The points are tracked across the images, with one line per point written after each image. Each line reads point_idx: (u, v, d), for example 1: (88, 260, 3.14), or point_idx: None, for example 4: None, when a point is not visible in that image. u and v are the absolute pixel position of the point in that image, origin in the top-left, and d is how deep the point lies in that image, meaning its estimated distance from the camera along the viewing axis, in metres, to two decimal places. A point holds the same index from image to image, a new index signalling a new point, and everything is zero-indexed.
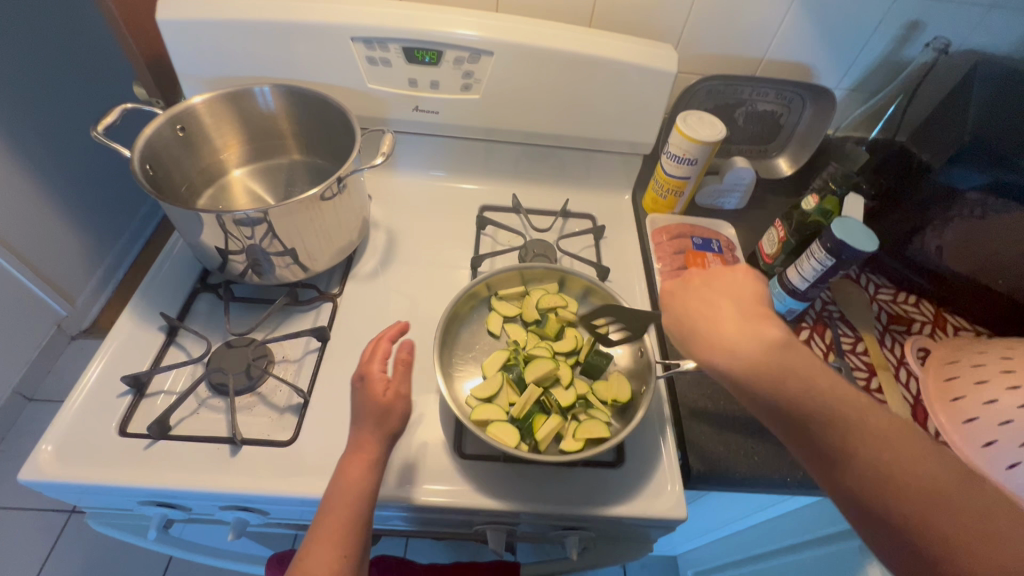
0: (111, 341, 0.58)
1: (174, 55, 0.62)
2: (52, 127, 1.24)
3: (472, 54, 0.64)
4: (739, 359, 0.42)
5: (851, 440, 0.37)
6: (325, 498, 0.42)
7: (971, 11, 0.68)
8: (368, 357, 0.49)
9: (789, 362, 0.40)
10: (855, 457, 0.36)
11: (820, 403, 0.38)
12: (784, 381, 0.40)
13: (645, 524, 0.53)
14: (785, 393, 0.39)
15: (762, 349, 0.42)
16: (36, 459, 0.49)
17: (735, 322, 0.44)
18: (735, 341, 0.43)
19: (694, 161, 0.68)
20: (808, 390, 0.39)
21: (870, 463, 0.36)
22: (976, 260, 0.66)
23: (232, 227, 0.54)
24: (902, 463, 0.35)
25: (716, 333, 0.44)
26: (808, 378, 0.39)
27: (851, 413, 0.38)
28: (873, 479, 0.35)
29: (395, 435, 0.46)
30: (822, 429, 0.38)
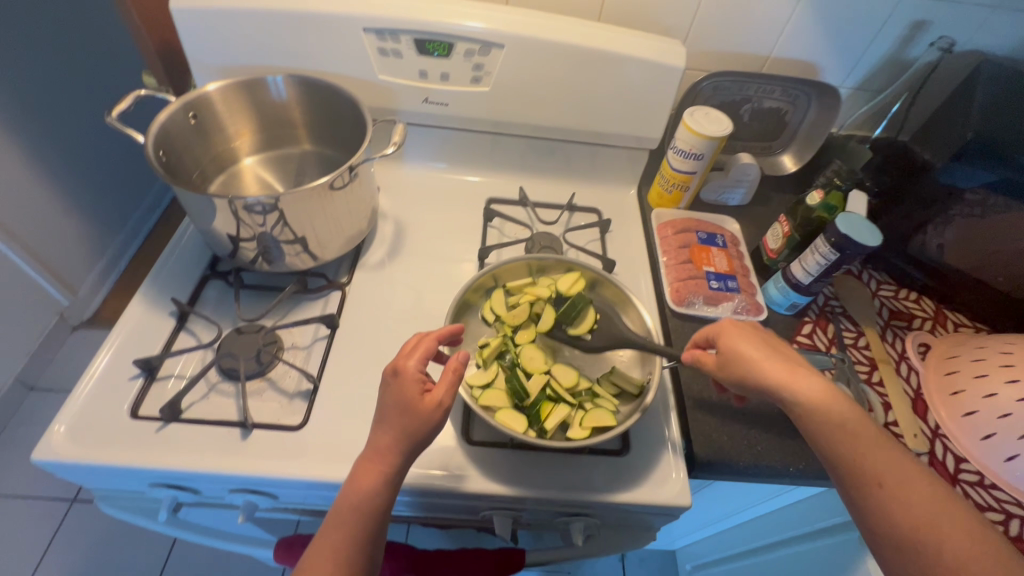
0: (122, 325, 0.58)
1: (186, 42, 0.63)
2: (57, 117, 1.25)
3: (483, 46, 0.64)
4: (798, 400, 0.44)
5: (895, 498, 0.39)
6: (338, 501, 0.43)
7: (975, 11, 0.69)
8: (409, 351, 0.48)
9: (837, 415, 0.42)
10: (896, 515, 0.38)
11: (865, 456, 0.41)
12: (834, 434, 0.42)
13: (649, 511, 0.54)
14: (831, 437, 0.42)
15: (819, 401, 0.43)
16: (50, 439, 0.50)
17: (796, 378, 0.45)
18: (795, 386, 0.44)
19: (701, 156, 0.68)
20: (853, 439, 0.41)
21: (913, 524, 0.38)
22: (977, 257, 0.67)
23: (244, 214, 0.54)
24: (948, 538, 0.37)
25: (776, 382, 0.45)
26: (855, 432, 0.42)
27: (895, 475, 0.39)
28: (912, 541, 0.37)
29: (418, 445, 0.44)
30: (865, 483, 0.40)
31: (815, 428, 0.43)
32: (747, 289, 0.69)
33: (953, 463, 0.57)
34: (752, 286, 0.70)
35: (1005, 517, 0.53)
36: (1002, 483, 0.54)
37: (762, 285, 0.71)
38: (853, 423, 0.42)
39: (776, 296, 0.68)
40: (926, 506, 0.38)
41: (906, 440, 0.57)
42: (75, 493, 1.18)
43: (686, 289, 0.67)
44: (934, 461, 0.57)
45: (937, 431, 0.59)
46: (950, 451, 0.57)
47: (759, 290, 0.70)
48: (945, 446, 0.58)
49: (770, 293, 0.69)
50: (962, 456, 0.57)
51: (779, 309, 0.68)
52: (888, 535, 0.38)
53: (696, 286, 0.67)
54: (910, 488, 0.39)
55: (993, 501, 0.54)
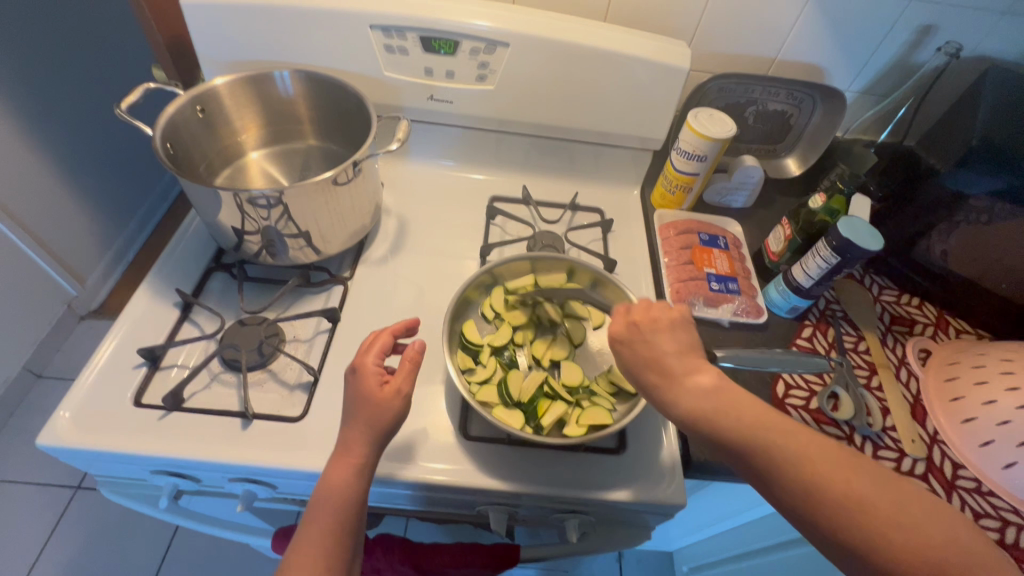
0: (127, 314, 0.59)
1: (195, 36, 0.63)
2: (68, 109, 1.26)
3: (488, 45, 0.65)
4: (687, 408, 0.41)
5: (798, 470, 0.36)
6: (312, 501, 0.43)
7: (983, 17, 0.68)
8: (366, 349, 0.49)
9: (727, 400, 0.40)
10: (806, 487, 0.36)
11: (762, 435, 0.38)
12: (728, 424, 0.39)
13: (644, 510, 0.54)
14: (726, 429, 0.39)
15: (703, 394, 0.41)
16: (54, 425, 0.51)
17: (680, 372, 0.43)
18: (678, 385, 0.42)
19: (704, 158, 0.68)
20: (742, 424, 0.39)
21: (826, 488, 0.35)
22: (981, 264, 0.67)
23: (249, 207, 0.55)
24: (854, 487, 0.35)
25: (667, 386, 0.42)
26: (743, 411, 0.39)
27: (794, 443, 0.37)
28: (825, 510, 0.35)
29: (386, 436, 0.46)
30: (771, 462, 0.37)
31: (708, 432, 0.40)
32: (748, 291, 0.69)
33: (951, 469, 0.56)
34: (752, 288, 0.70)
35: (1002, 524, 0.52)
36: (999, 491, 0.54)
37: (762, 287, 0.71)
38: (739, 399, 0.40)
39: (777, 299, 0.68)
40: (827, 463, 0.36)
41: (904, 446, 0.57)
42: (79, 481, 1.19)
43: (686, 290, 0.67)
44: (932, 467, 0.57)
45: (936, 436, 0.59)
46: (948, 457, 0.57)
47: (760, 292, 0.70)
48: (943, 452, 0.58)
49: (770, 295, 0.69)
50: (960, 463, 0.57)
51: (780, 312, 0.68)
52: (801, 511, 0.36)
53: (697, 287, 0.67)
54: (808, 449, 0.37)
55: (990, 508, 0.53)
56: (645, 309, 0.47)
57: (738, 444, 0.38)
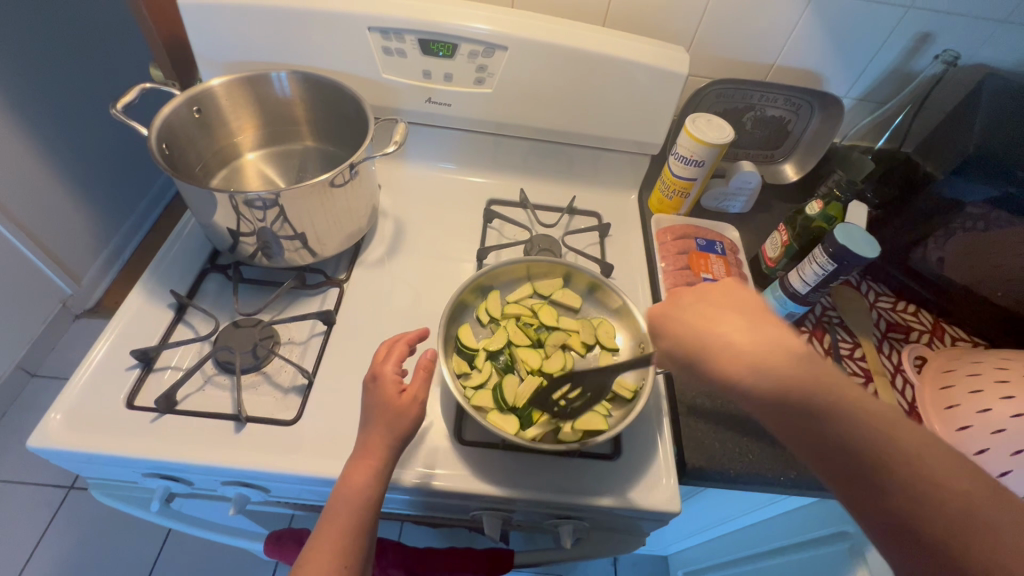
0: (121, 316, 0.59)
1: (192, 37, 0.63)
2: (65, 107, 1.26)
3: (487, 48, 0.64)
4: (762, 372, 0.37)
5: (893, 460, 0.34)
6: (331, 502, 0.43)
7: (980, 25, 0.69)
8: (384, 358, 0.50)
9: (821, 372, 0.37)
10: (902, 480, 0.33)
11: (859, 420, 0.35)
12: (818, 398, 0.36)
13: (639, 516, 0.54)
14: (817, 406, 0.36)
15: (789, 359, 0.37)
16: (45, 427, 0.50)
17: (744, 331, 0.40)
18: (746, 343, 0.39)
19: (701, 163, 0.68)
20: (837, 405, 0.36)
21: (921, 483, 0.33)
22: (977, 273, 0.67)
23: (245, 209, 0.55)
24: (948, 486, 0.33)
25: (731, 346, 0.39)
26: (843, 389, 0.36)
27: (893, 432, 0.35)
28: (913, 507, 0.33)
29: (404, 442, 0.46)
30: (865, 449, 0.34)
31: (791, 404, 0.36)
32: None
33: None
34: None
35: None
36: None
37: (759, 293, 0.71)
38: (831, 373, 0.37)
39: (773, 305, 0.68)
40: (926, 458, 0.34)
41: None
42: (72, 481, 1.18)
43: None
44: None
45: None
46: None
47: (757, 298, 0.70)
48: None
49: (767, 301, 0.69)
50: None
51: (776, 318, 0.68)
52: (887, 507, 0.33)
53: None
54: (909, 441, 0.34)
55: None
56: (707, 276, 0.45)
57: (827, 427, 0.35)
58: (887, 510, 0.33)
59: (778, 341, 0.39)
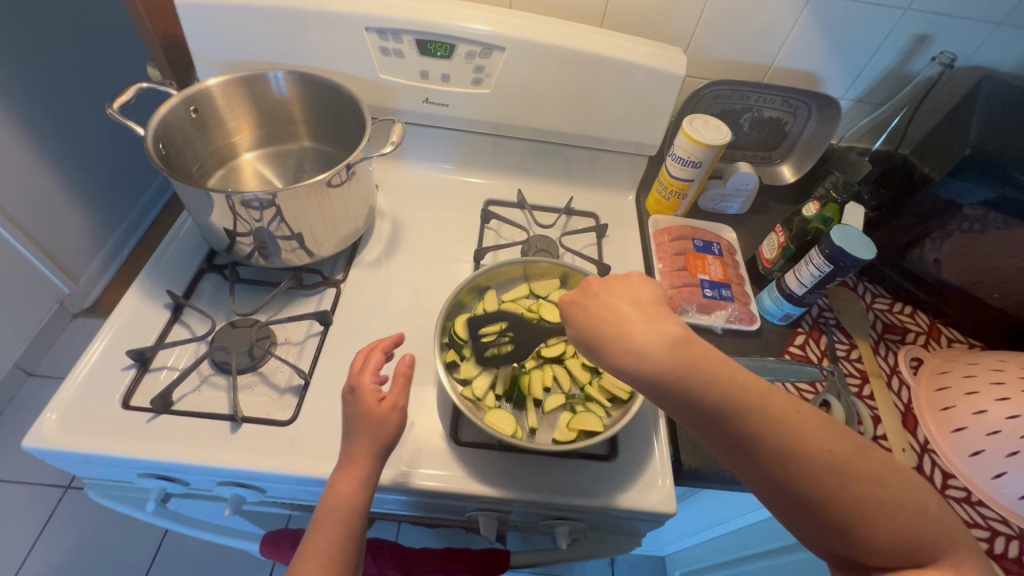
0: (117, 315, 0.59)
1: (189, 36, 0.63)
2: (62, 106, 1.26)
3: (484, 49, 0.64)
4: (646, 358, 0.37)
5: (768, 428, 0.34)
6: (317, 514, 0.43)
7: (977, 26, 0.69)
8: (360, 368, 0.49)
9: (697, 355, 0.36)
10: (776, 446, 0.34)
11: (734, 396, 0.35)
12: (694, 379, 0.36)
13: (634, 517, 0.54)
14: (696, 386, 0.35)
15: (669, 344, 0.37)
16: (41, 427, 0.50)
17: (642, 323, 0.39)
18: (635, 333, 0.39)
19: (698, 164, 0.68)
20: (713, 380, 0.35)
21: (795, 447, 0.34)
22: (973, 274, 0.68)
23: (241, 209, 0.55)
24: (819, 446, 0.34)
25: (625, 336, 0.39)
26: (716, 365, 0.36)
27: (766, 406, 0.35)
28: (787, 470, 0.33)
29: (388, 450, 0.46)
30: (744, 422, 0.34)
31: (672, 386, 0.36)
32: (741, 298, 0.69)
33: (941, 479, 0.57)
34: (746, 295, 0.70)
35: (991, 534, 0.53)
36: (987, 500, 0.54)
37: (756, 294, 0.71)
38: (708, 354, 0.37)
39: (770, 306, 0.68)
40: (796, 425, 0.34)
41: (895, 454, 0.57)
42: (69, 480, 1.18)
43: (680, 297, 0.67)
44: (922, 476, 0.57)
45: (926, 446, 0.59)
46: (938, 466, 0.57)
47: (754, 299, 0.70)
48: (933, 461, 0.58)
49: (763, 302, 0.69)
50: (950, 472, 0.57)
51: (773, 319, 0.68)
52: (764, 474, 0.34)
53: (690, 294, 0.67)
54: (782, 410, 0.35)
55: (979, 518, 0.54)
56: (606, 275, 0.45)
57: (728, 407, 0.35)
58: (765, 476, 0.34)
59: (663, 329, 0.38)
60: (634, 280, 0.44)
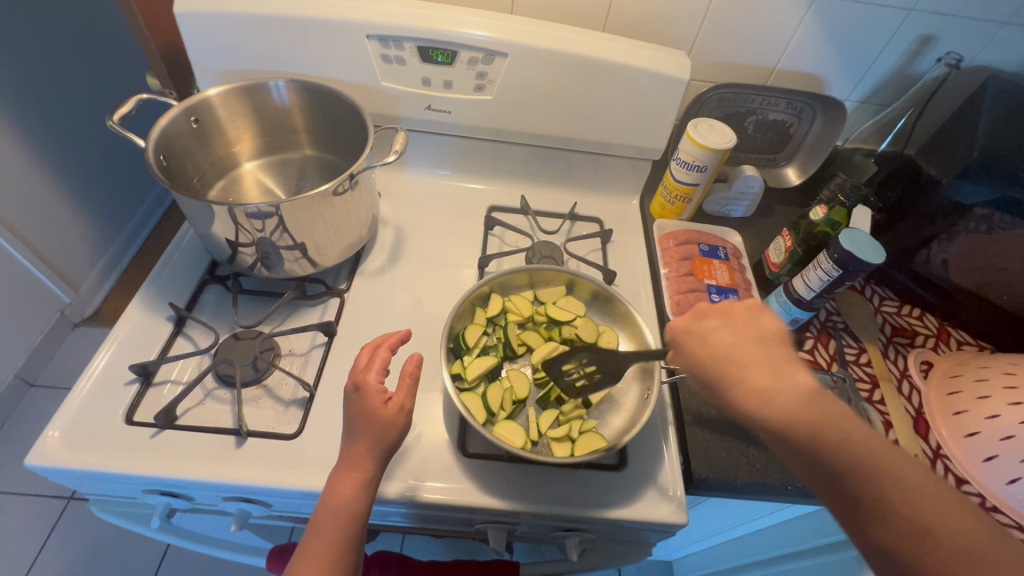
0: (119, 329, 0.58)
1: (188, 46, 0.63)
2: (61, 116, 1.25)
3: (486, 55, 0.64)
4: (774, 409, 0.37)
5: (877, 473, 0.34)
6: (317, 516, 0.43)
7: (982, 27, 0.68)
8: (366, 366, 0.48)
9: (826, 408, 0.36)
10: (905, 522, 0.33)
11: (862, 461, 0.34)
12: (824, 433, 0.35)
13: (645, 527, 0.53)
14: (820, 437, 0.35)
15: (798, 398, 0.37)
16: (43, 444, 0.49)
17: (785, 384, 0.37)
18: (755, 379, 0.38)
19: (704, 168, 0.68)
20: (843, 440, 0.35)
21: (927, 526, 0.32)
22: (980, 275, 0.66)
23: (243, 220, 0.54)
24: (955, 533, 0.32)
25: (745, 378, 0.38)
26: (832, 425, 0.36)
27: (893, 477, 0.34)
28: (914, 546, 0.32)
29: (390, 453, 0.45)
30: (864, 487, 0.34)
31: (796, 439, 0.36)
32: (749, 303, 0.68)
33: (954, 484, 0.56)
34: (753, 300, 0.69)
35: None
36: (1002, 506, 0.54)
37: (763, 298, 0.71)
38: (830, 411, 0.36)
39: (778, 311, 0.67)
40: (931, 503, 0.33)
41: None
42: (72, 491, 1.17)
43: (687, 302, 0.67)
44: None
45: (938, 451, 0.59)
46: (950, 471, 0.57)
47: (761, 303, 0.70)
48: (945, 466, 0.57)
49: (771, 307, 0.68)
50: (963, 477, 0.56)
51: None
52: (878, 527, 0.34)
53: (697, 299, 0.67)
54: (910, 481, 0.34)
55: None
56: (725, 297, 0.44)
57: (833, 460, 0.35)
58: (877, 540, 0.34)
59: (777, 370, 0.38)
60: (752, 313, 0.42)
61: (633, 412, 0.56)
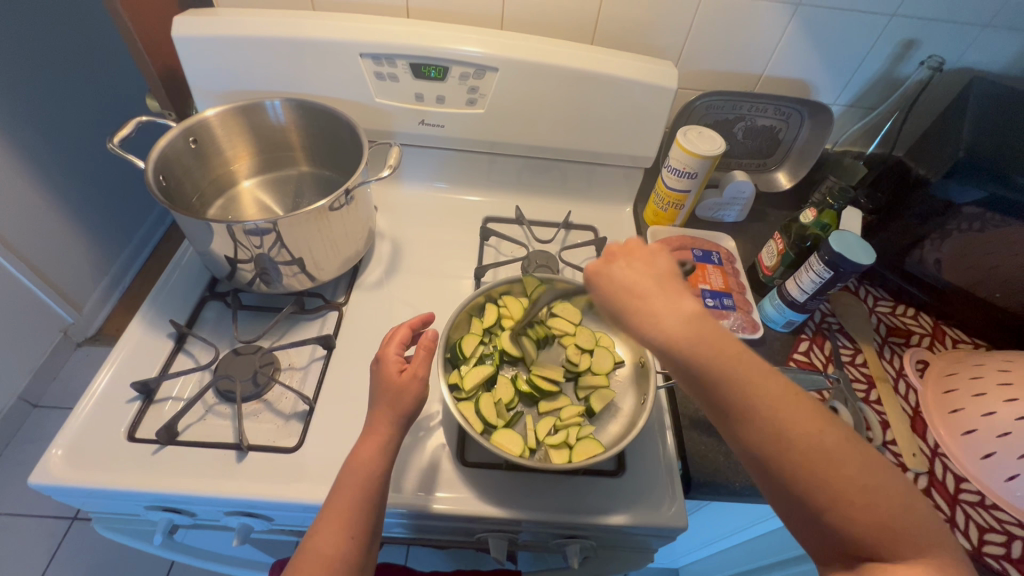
0: (120, 348, 0.59)
1: (186, 70, 0.64)
2: (62, 139, 1.27)
3: (477, 70, 0.65)
4: (662, 332, 0.38)
5: (754, 388, 0.36)
6: (341, 473, 0.44)
7: (963, 30, 0.70)
8: (388, 340, 0.52)
9: (707, 327, 0.37)
10: (769, 431, 0.35)
11: (737, 374, 0.36)
12: (700, 352, 0.37)
13: (645, 533, 0.53)
14: (697, 356, 0.37)
15: (682, 320, 0.38)
16: (46, 463, 0.50)
17: (680, 312, 0.39)
18: (652, 306, 0.40)
19: (694, 175, 0.69)
20: (720, 356, 0.36)
21: (791, 433, 0.34)
22: (975, 274, 0.67)
23: (242, 236, 0.55)
24: (814, 438, 0.34)
25: (644, 307, 0.40)
26: (718, 343, 0.37)
27: (763, 389, 0.36)
28: (779, 455, 0.34)
29: (407, 420, 0.47)
30: (738, 399, 0.36)
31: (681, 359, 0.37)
32: (743, 307, 0.69)
33: (953, 483, 0.56)
34: (747, 304, 0.70)
35: (1007, 538, 0.52)
36: (1002, 504, 0.54)
37: (757, 302, 0.71)
38: (719, 331, 0.38)
39: (772, 314, 0.68)
40: (793, 413, 0.35)
41: (905, 460, 0.57)
42: (76, 510, 1.17)
43: None
44: (934, 481, 0.56)
45: (937, 450, 0.58)
46: (949, 470, 0.57)
47: (755, 307, 0.70)
48: (944, 465, 0.57)
49: (765, 310, 0.68)
50: (962, 476, 0.56)
51: (776, 326, 0.68)
52: (757, 438, 0.35)
53: None
54: (777, 395, 0.36)
55: (994, 522, 0.53)
56: (623, 244, 0.45)
57: (716, 375, 0.36)
58: (752, 449, 0.36)
59: (672, 296, 0.40)
60: (652, 251, 0.44)
61: (631, 418, 0.57)
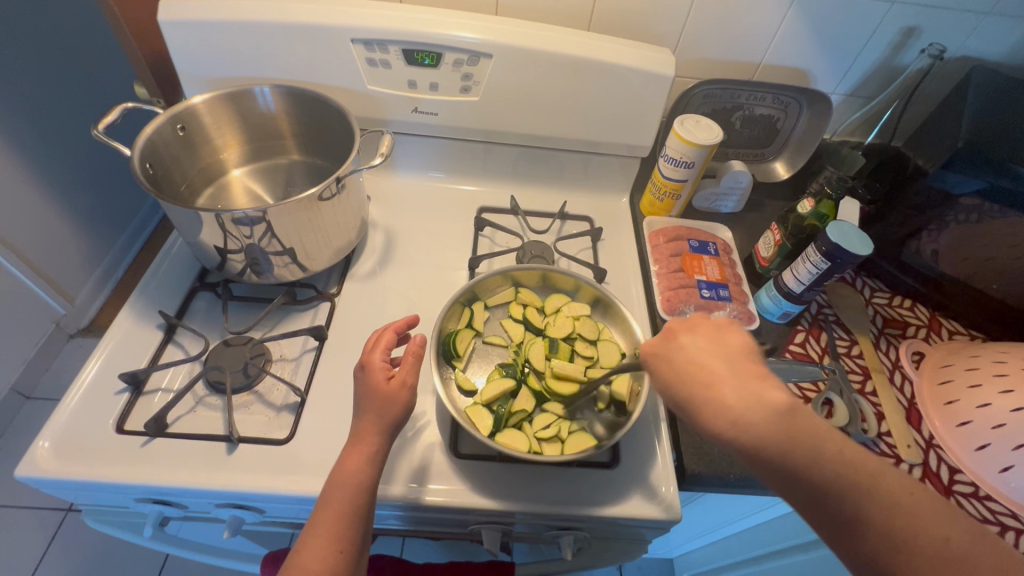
0: (108, 338, 0.58)
1: (174, 54, 0.63)
2: (50, 127, 1.25)
3: (471, 57, 0.64)
4: (747, 428, 0.34)
5: (858, 488, 0.32)
6: (325, 488, 0.44)
7: (964, 18, 0.68)
8: (372, 346, 0.50)
9: (802, 421, 0.34)
10: (882, 534, 0.31)
11: (827, 460, 0.33)
12: (796, 451, 0.33)
13: (640, 524, 0.53)
14: (796, 456, 0.33)
15: (772, 416, 0.34)
16: (33, 456, 0.49)
17: (766, 409, 0.35)
18: (727, 395, 0.36)
19: (691, 164, 0.68)
20: (821, 452, 0.33)
21: (902, 531, 0.31)
22: (970, 265, 0.67)
23: (231, 226, 0.54)
24: (930, 526, 0.31)
25: (716, 400, 0.36)
26: (818, 437, 0.34)
27: (861, 471, 0.33)
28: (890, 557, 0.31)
29: (396, 429, 0.47)
30: (843, 504, 0.32)
31: (778, 458, 0.34)
32: (739, 298, 0.68)
33: (947, 475, 0.56)
34: (744, 295, 0.69)
35: (1000, 529, 0.52)
36: (996, 495, 0.54)
37: (753, 293, 0.71)
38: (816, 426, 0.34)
39: (768, 304, 0.67)
40: (896, 494, 0.32)
41: (900, 451, 0.57)
42: (71, 501, 1.17)
43: (677, 298, 0.66)
44: (928, 472, 0.56)
45: (931, 441, 0.58)
46: (944, 462, 0.57)
47: (751, 298, 0.70)
48: (939, 457, 0.57)
49: (762, 301, 0.68)
50: (956, 467, 0.56)
51: (772, 317, 0.68)
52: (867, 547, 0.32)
53: (687, 295, 0.67)
54: (882, 487, 0.32)
55: (988, 513, 0.53)
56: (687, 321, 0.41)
57: (822, 475, 0.33)
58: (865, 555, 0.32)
59: (762, 391, 0.36)
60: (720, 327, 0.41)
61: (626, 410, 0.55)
